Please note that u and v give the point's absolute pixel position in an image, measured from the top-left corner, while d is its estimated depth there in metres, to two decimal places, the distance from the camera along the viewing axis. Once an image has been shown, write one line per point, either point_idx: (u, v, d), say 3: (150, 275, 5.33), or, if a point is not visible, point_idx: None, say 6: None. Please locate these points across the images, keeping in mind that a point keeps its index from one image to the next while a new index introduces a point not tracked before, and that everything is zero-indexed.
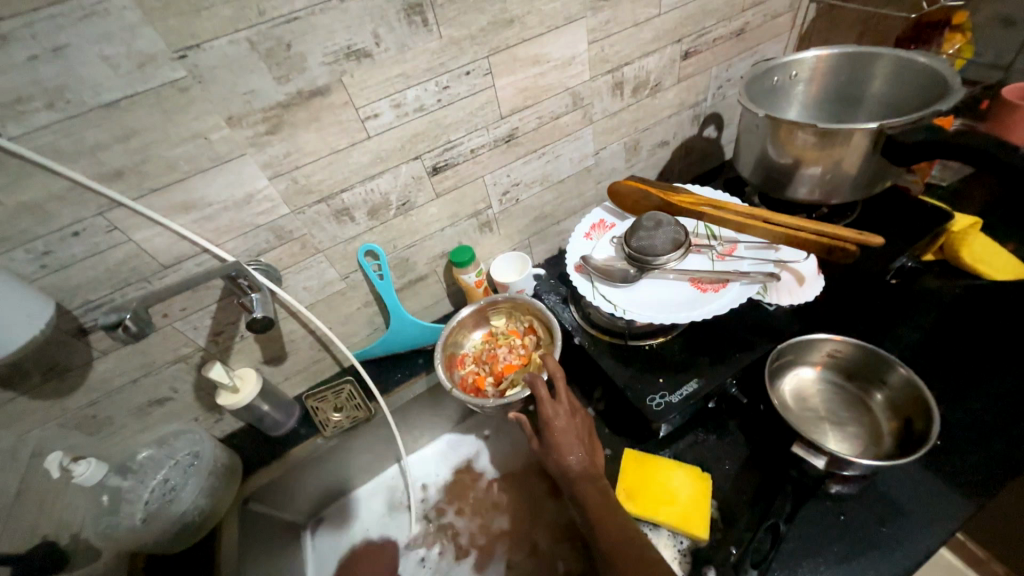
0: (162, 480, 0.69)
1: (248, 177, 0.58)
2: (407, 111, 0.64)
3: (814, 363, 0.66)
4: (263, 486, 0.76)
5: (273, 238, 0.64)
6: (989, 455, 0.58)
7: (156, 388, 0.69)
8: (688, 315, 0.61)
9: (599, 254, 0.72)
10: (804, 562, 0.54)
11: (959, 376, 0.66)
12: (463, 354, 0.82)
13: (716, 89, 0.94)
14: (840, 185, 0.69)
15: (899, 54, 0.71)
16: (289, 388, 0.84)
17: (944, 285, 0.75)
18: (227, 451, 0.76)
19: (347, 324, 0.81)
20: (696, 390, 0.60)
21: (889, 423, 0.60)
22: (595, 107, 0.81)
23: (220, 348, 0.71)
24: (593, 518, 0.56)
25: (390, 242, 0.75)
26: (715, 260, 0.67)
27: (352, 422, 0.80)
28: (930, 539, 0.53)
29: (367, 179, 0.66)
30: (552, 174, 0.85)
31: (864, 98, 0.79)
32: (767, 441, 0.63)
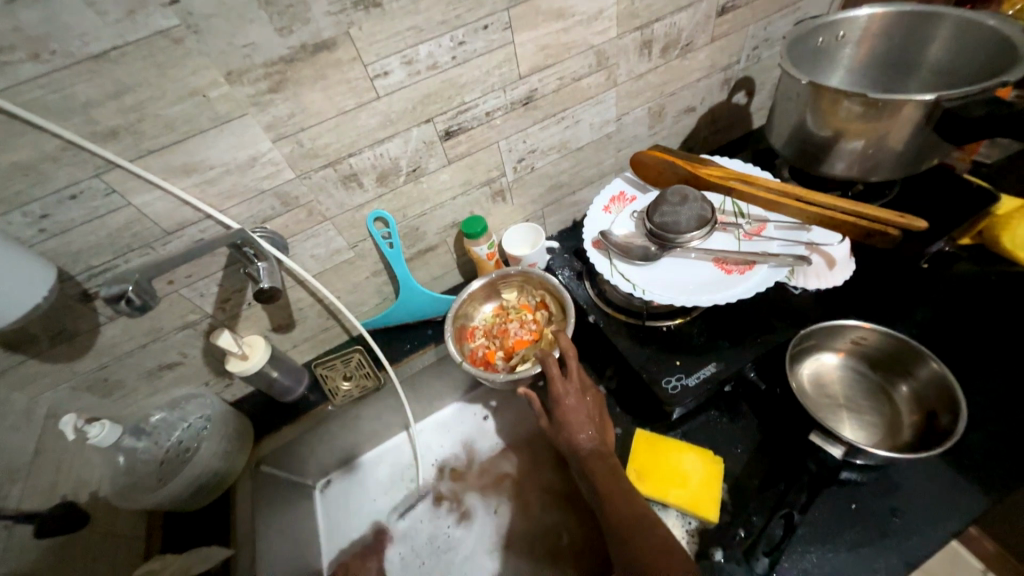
0: (176, 441, 0.70)
1: (251, 139, 0.55)
2: (419, 69, 0.59)
3: (837, 349, 0.64)
4: (276, 450, 0.77)
5: (278, 205, 0.62)
6: (1012, 450, 0.57)
7: (165, 353, 0.69)
8: (710, 298, 0.58)
9: (618, 230, 0.69)
10: (811, 548, 0.54)
11: (989, 367, 0.64)
12: (473, 327, 0.80)
13: (751, 50, 0.87)
14: (880, 162, 0.64)
15: (965, 15, 0.64)
16: (299, 355, 0.83)
17: (977, 271, 0.72)
18: (238, 416, 0.77)
19: (355, 293, 0.79)
20: (713, 374, 0.59)
21: (910, 415, 0.58)
22: (620, 68, 0.75)
23: (228, 315, 0.70)
24: (602, 495, 0.56)
25: (400, 210, 0.72)
26: (741, 240, 0.64)
27: (362, 390, 0.80)
28: (942, 531, 0.53)
29: (376, 143, 0.62)
30: (570, 141, 0.80)
31: (917, 65, 0.72)
32: (782, 426, 0.62)
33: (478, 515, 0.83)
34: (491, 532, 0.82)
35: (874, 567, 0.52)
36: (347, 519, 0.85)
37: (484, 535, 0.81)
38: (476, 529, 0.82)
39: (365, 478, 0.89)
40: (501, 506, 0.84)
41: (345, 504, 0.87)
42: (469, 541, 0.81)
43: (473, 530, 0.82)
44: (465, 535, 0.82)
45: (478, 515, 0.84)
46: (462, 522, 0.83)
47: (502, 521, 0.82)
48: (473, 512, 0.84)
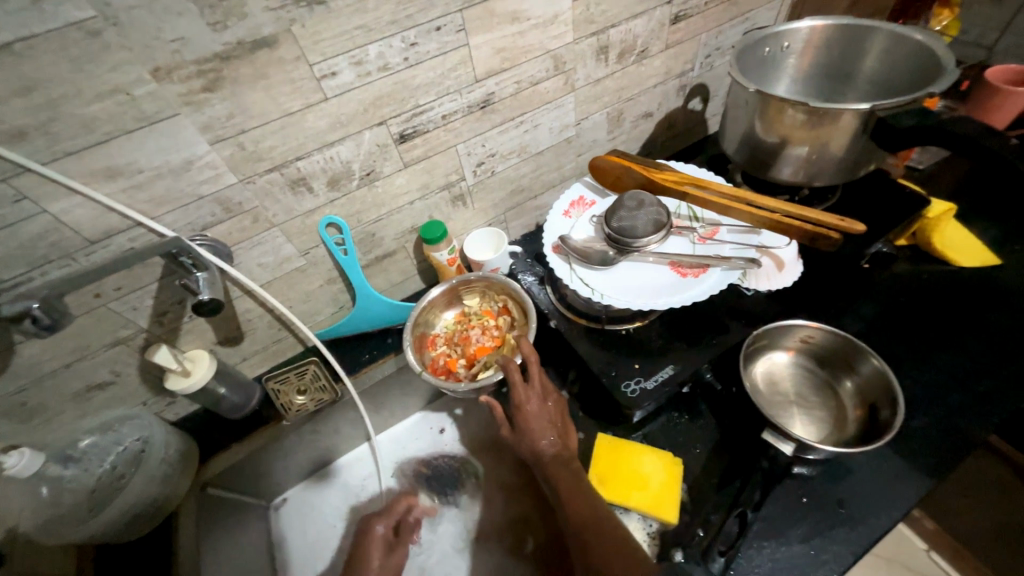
0: (111, 467, 0.64)
1: (184, 140, 0.51)
2: (370, 70, 0.57)
3: (787, 348, 0.67)
4: (223, 471, 0.73)
5: (219, 211, 0.58)
6: (945, 438, 0.61)
7: (94, 372, 0.63)
8: (666, 302, 0.59)
9: (578, 234, 0.69)
10: (766, 543, 0.55)
11: (924, 358, 0.68)
12: (434, 335, 0.78)
13: (704, 57, 0.89)
14: (823, 167, 0.67)
15: (895, 29, 0.67)
16: (249, 369, 0.79)
17: (913, 270, 0.76)
18: (181, 438, 0.72)
19: (309, 302, 0.76)
20: (670, 376, 0.59)
21: (854, 409, 0.61)
22: (578, 72, 0.75)
23: (167, 329, 0.65)
24: (563, 502, 0.56)
25: (354, 215, 0.69)
26: (696, 244, 0.65)
27: (317, 404, 0.77)
28: (885, 519, 0.56)
29: (327, 145, 0.60)
30: (530, 145, 0.80)
31: (855, 76, 0.76)
32: (738, 425, 0.63)
33: (444, 528, 0.81)
34: (458, 544, 0.80)
35: (827, 558, 0.54)
36: (308, 550, 0.82)
37: (452, 547, 0.80)
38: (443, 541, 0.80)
39: (321, 503, 0.86)
40: (470, 511, 0.82)
41: (304, 535, 0.83)
42: (438, 551, 0.79)
43: (441, 539, 0.80)
44: (431, 544, 0.80)
45: (444, 527, 0.82)
46: (428, 531, 0.81)
47: (465, 533, 0.80)
48: (440, 523, 0.82)
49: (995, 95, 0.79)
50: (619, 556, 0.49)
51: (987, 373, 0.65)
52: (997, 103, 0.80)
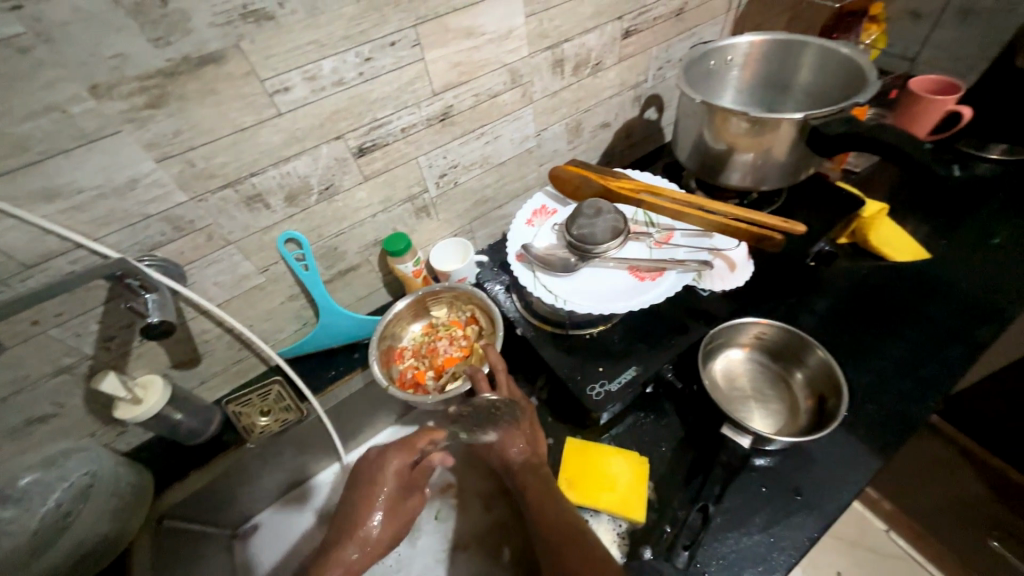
0: (54, 505, 0.59)
1: (128, 158, 0.49)
2: (324, 85, 0.57)
3: (743, 344, 0.70)
4: (181, 502, 0.69)
5: (169, 230, 0.56)
6: (889, 423, 0.64)
7: (35, 404, 0.60)
8: (626, 306, 0.61)
9: (540, 242, 0.70)
10: (730, 535, 0.57)
11: (868, 348, 0.72)
12: (401, 348, 0.78)
13: (656, 69, 0.93)
14: (767, 172, 0.71)
15: (824, 44, 0.73)
16: (207, 393, 0.76)
17: (854, 266, 0.82)
18: (134, 469, 0.68)
19: (270, 320, 0.74)
20: (634, 377, 0.61)
21: (806, 399, 0.64)
22: (535, 85, 0.77)
23: (115, 355, 0.62)
24: (532, 509, 0.56)
25: (314, 230, 0.68)
26: (652, 248, 0.67)
27: (281, 425, 0.74)
28: (838, 504, 0.59)
29: (282, 161, 0.59)
30: (492, 155, 0.81)
31: (793, 87, 0.81)
32: (700, 421, 0.65)
33: (418, 544, 0.80)
34: (433, 559, 0.79)
35: (786, 545, 0.56)
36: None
37: (426, 563, 0.78)
38: (419, 558, 0.78)
39: (289, 532, 0.83)
40: (445, 525, 0.81)
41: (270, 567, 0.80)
42: (414, 568, 0.78)
43: (417, 555, 0.79)
44: (409, 559, 0.78)
45: (419, 543, 0.80)
46: (407, 545, 0.79)
47: (443, 546, 0.79)
48: (414, 538, 0.80)
49: (918, 103, 0.86)
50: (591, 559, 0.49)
51: (924, 359, 0.70)
52: (919, 110, 0.87)
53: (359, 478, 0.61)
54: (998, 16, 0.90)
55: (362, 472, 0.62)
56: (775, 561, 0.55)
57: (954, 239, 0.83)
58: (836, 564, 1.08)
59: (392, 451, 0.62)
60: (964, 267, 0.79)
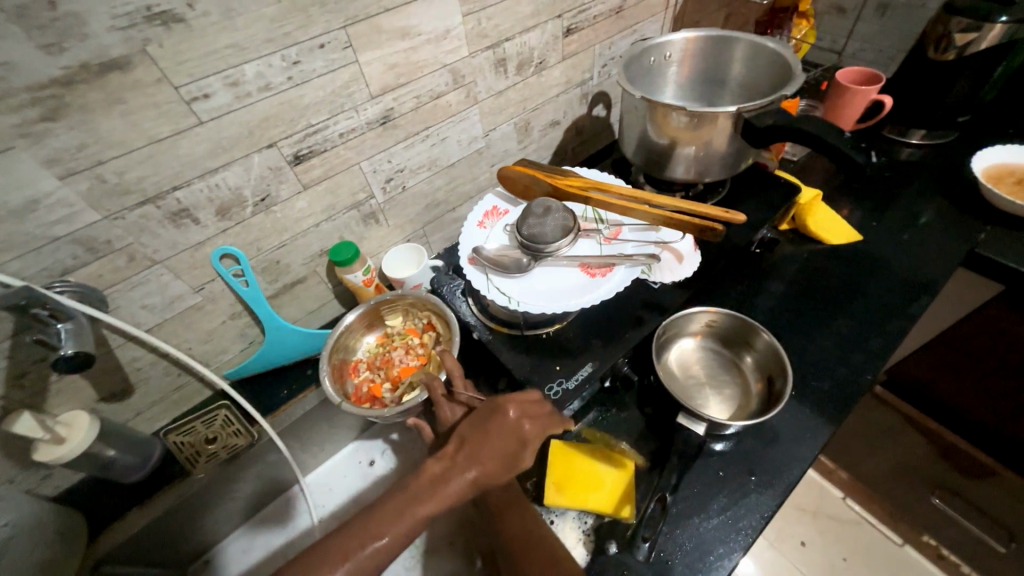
0: None
1: (26, 176, 0.45)
2: (249, 91, 0.53)
3: (695, 333, 0.72)
4: (119, 546, 0.64)
5: (82, 252, 0.52)
6: (834, 398, 0.68)
7: None
8: (578, 303, 0.61)
9: (492, 244, 0.69)
10: (690, 521, 0.58)
11: (811, 329, 0.76)
12: (356, 361, 0.75)
13: (601, 67, 0.94)
14: (709, 164, 0.73)
15: (754, 38, 0.75)
16: (145, 425, 0.70)
17: (795, 251, 0.86)
18: (63, 514, 0.63)
19: (211, 342, 0.70)
20: (591, 373, 0.61)
21: (756, 382, 0.67)
22: (479, 85, 0.76)
23: (30, 393, 0.56)
24: (494, 513, 0.57)
25: (252, 243, 0.65)
26: (602, 244, 0.67)
27: (231, 451, 0.71)
28: (789, 480, 0.61)
29: (209, 172, 0.55)
30: (439, 158, 0.79)
31: (730, 81, 0.84)
32: (659, 411, 0.66)
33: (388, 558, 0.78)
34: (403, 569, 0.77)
35: (743, 525, 0.57)
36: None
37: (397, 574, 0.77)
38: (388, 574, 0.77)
39: (246, 564, 0.79)
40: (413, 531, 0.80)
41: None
42: None
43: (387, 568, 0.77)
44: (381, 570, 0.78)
45: None
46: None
47: (414, 554, 0.78)
48: None
49: (844, 94, 0.91)
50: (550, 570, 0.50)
51: (864, 336, 0.74)
52: (846, 100, 0.92)
53: (482, 414, 0.56)
54: (911, 10, 0.96)
55: (491, 408, 0.56)
56: (734, 543, 0.56)
57: (883, 220, 0.88)
58: (802, 534, 1.18)
59: (526, 404, 0.56)
60: (895, 246, 0.84)
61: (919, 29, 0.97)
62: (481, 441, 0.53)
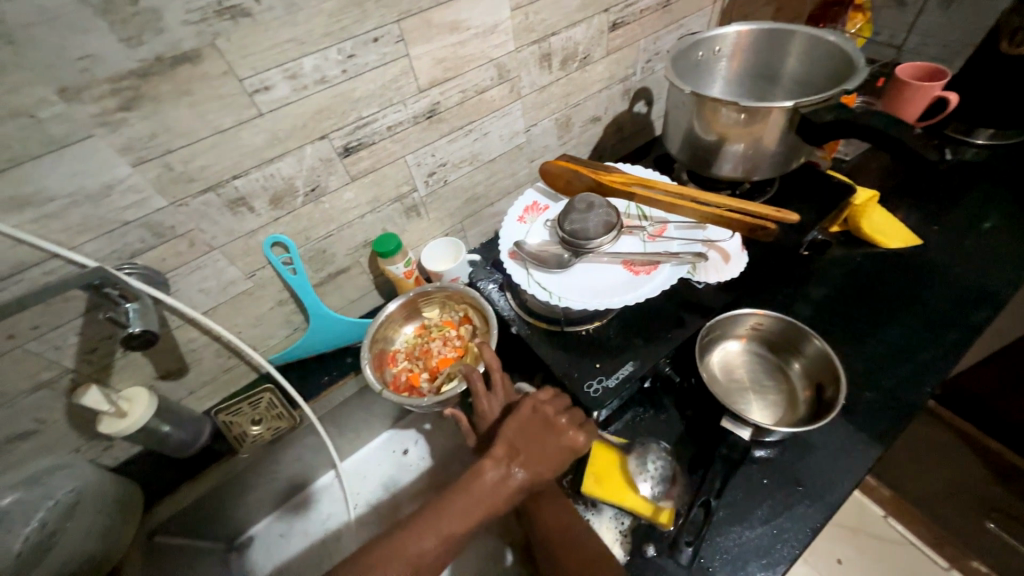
0: (37, 525, 0.58)
1: (104, 163, 0.48)
2: (306, 84, 0.55)
3: (739, 336, 0.69)
4: (172, 516, 0.68)
5: (149, 237, 0.54)
6: (886, 410, 0.64)
7: (14, 421, 0.58)
8: (622, 300, 0.60)
9: (533, 239, 0.69)
10: (732, 529, 0.56)
11: (862, 337, 0.72)
12: (394, 351, 0.77)
13: (645, 62, 0.93)
14: (759, 163, 0.71)
15: (812, 32, 0.73)
16: (197, 403, 0.73)
17: (847, 254, 0.82)
18: (121, 484, 0.66)
19: (259, 327, 0.72)
20: (631, 372, 0.60)
21: (804, 389, 0.64)
22: (523, 80, 0.76)
23: (97, 367, 0.60)
24: (533, 508, 0.58)
25: (301, 232, 0.66)
26: (646, 242, 0.66)
27: (275, 433, 0.73)
28: (838, 492, 0.58)
29: (266, 162, 0.58)
30: (481, 153, 0.80)
31: (782, 76, 0.81)
32: (700, 415, 0.64)
33: None
34: None
35: (789, 536, 0.55)
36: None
37: None
38: None
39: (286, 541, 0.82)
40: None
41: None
42: None
43: None
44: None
45: None
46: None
47: None
48: None
49: (905, 90, 0.86)
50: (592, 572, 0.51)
51: (921, 347, 0.70)
52: (907, 96, 0.87)
53: (530, 423, 0.58)
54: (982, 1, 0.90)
55: (539, 417, 0.58)
56: (778, 554, 0.54)
57: (945, 224, 0.83)
58: (837, 552, 1.07)
59: (568, 415, 0.59)
60: (958, 253, 0.79)
61: (991, 22, 0.91)
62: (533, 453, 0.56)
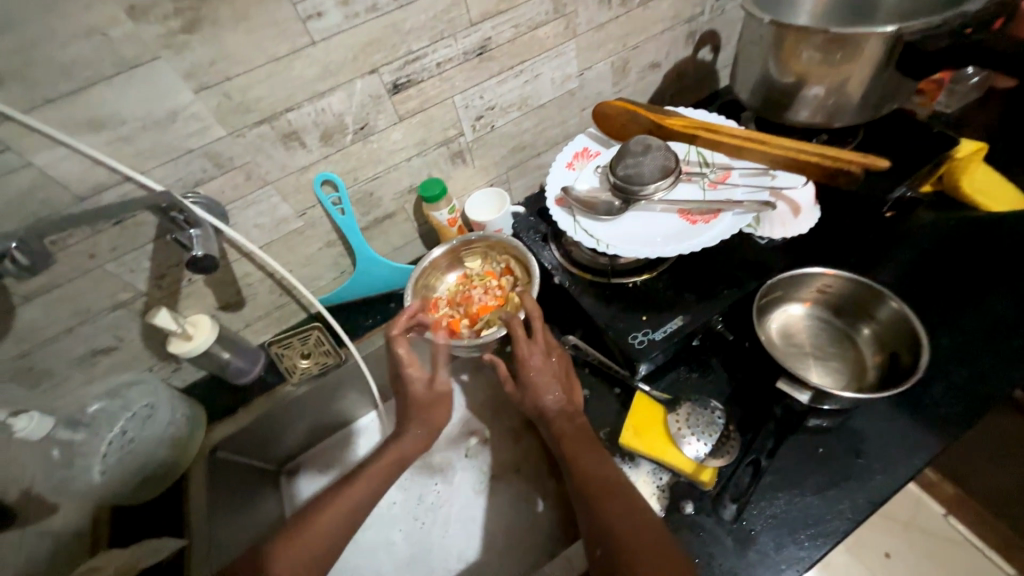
0: (119, 432, 0.65)
1: (168, 88, 0.49)
2: (357, 11, 0.54)
3: (803, 299, 0.63)
4: (232, 435, 0.72)
5: (209, 166, 0.56)
6: (967, 387, 0.58)
7: (97, 336, 0.63)
8: (676, 249, 0.56)
9: (582, 185, 0.66)
10: (780, 494, 0.53)
11: (946, 309, 0.65)
12: (436, 298, 0.77)
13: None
14: (842, 107, 0.63)
15: None
16: (253, 336, 0.78)
17: (937, 218, 0.72)
18: (189, 402, 0.71)
19: (310, 266, 0.75)
20: (680, 327, 0.57)
21: (872, 355, 0.59)
22: (579, 16, 0.71)
23: (166, 292, 0.64)
24: (567, 456, 0.56)
25: (350, 172, 0.67)
26: (706, 189, 0.61)
27: (321, 368, 0.76)
28: (905, 470, 0.53)
29: (317, 96, 0.57)
30: (531, 97, 0.76)
31: (880, 7, 0.71)
32: (753, 378, 0.60)
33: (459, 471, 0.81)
34: (475, 474, 0.81)
35: (843, 509, 0.52)
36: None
37: (469, 479, 0.81)
38: (458, 493, 0.80)
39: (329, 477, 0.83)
40: (477, 462, 0.82)
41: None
42: (457, 500, 0.79)
43: (450, 499, 0.79)
44: (448, 496, 0.80)
45: (457, 469, 0.82)
46: (445, 481, 0.81)
47: (480, 481, 0.80)
48: (449, 467, 0.82)
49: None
50: (647, 530, 0.48)
51: (1017, 324, 0.62)
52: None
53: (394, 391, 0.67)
54: None
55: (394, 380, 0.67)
56: (831, 525, 0.51)
57: None
58: (886, 545, 1.03)
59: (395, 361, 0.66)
60: None
61: None
62: (407, 402, 0.64)
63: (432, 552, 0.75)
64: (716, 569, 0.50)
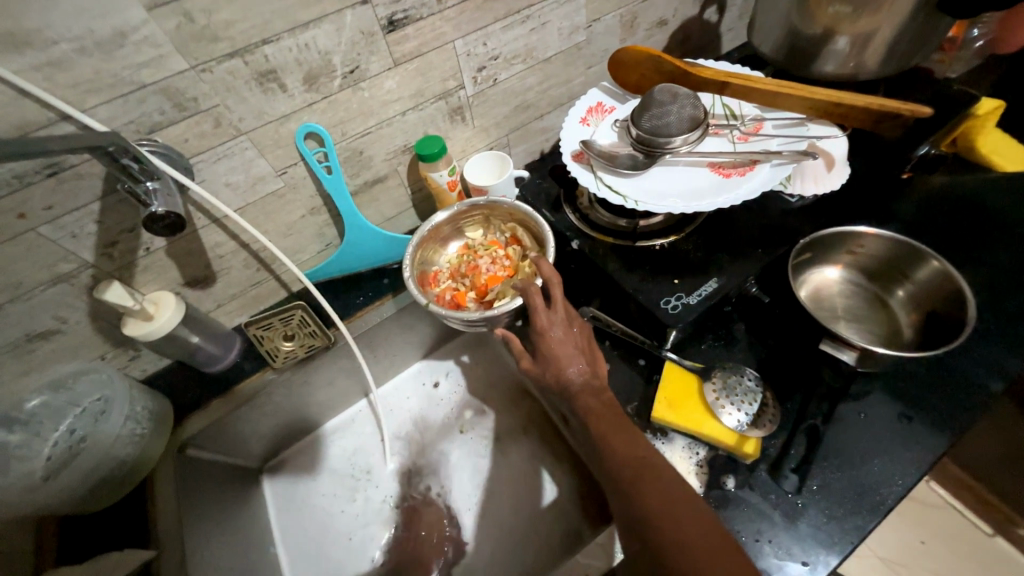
0: (66, 431, 0.54)
1: (113, 1, 0.40)
2: None
3: (834, 262, 0.60)
4: (203, 430, 0.63)
5: (169, 107, 0.47)
6: (1002, 348, 0.56)
7: (33, 317, 0.53)
8: (712, 204, 0.52)
9: (601, 140, 0.60)
10: (825, 463, 0.50)
11: (971, 269, 0.63)
12: (436, 270, 0.70)
13: None
14: (871, 58, 0.60)
15: None
16: (226, 317, 0.69)
17: (954, 180, 0.71)
18: (153, 395, 0.62)
19: (291, 237, 0.66)
20: (716, 289, 0.52)
21: (908, 316, 0.56)
22: None
23: (119, 265, 0.55)
24: (596, 436, 0.49)
25: (338, 125, 0.58)
26: (737, 142, 0.57)
27: (308, 351, 0.68)
28: (949, 434, 0.51)
29: (299, 28, 0.49)
30: (536, 48, 0.69)
31: None
32: (787, 344, 0.57)
33: (466, 459, 0.75)
34: (481, 460, 0.75)
35: (895, 478, 0.49)
36: (315, 540, 0.71)
37: (476, 466, 0.74)
38: (462, 478, 0.74)
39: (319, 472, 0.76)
40: (477, 432, 0.77)
41: (306, 529, 0.72)
42: (466, 489, 0.73)
43: (454, 489, 0.73)
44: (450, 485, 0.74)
45: (461, 450, 0.76)
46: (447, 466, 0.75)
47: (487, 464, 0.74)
48: (454, 454, 0.76)
49: None
50: (687, 506, 0.41)
51: None
52: None
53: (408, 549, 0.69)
54: None
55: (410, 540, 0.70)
56: (882, 494, 0.48)
57: None
58: None
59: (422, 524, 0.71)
60: None
61: None
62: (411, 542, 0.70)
63: (439, 546, 0.69)
64: (766, 546, 0.46)
